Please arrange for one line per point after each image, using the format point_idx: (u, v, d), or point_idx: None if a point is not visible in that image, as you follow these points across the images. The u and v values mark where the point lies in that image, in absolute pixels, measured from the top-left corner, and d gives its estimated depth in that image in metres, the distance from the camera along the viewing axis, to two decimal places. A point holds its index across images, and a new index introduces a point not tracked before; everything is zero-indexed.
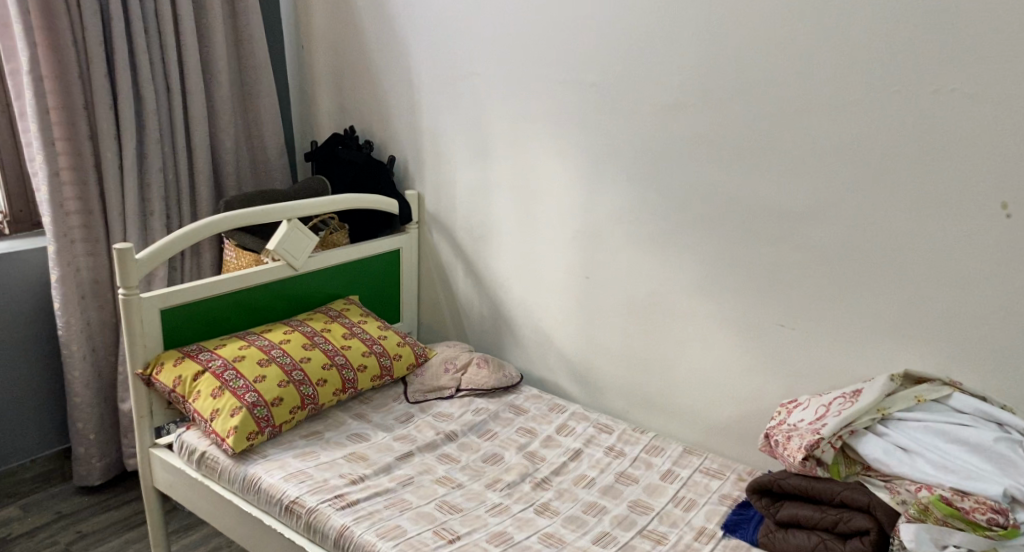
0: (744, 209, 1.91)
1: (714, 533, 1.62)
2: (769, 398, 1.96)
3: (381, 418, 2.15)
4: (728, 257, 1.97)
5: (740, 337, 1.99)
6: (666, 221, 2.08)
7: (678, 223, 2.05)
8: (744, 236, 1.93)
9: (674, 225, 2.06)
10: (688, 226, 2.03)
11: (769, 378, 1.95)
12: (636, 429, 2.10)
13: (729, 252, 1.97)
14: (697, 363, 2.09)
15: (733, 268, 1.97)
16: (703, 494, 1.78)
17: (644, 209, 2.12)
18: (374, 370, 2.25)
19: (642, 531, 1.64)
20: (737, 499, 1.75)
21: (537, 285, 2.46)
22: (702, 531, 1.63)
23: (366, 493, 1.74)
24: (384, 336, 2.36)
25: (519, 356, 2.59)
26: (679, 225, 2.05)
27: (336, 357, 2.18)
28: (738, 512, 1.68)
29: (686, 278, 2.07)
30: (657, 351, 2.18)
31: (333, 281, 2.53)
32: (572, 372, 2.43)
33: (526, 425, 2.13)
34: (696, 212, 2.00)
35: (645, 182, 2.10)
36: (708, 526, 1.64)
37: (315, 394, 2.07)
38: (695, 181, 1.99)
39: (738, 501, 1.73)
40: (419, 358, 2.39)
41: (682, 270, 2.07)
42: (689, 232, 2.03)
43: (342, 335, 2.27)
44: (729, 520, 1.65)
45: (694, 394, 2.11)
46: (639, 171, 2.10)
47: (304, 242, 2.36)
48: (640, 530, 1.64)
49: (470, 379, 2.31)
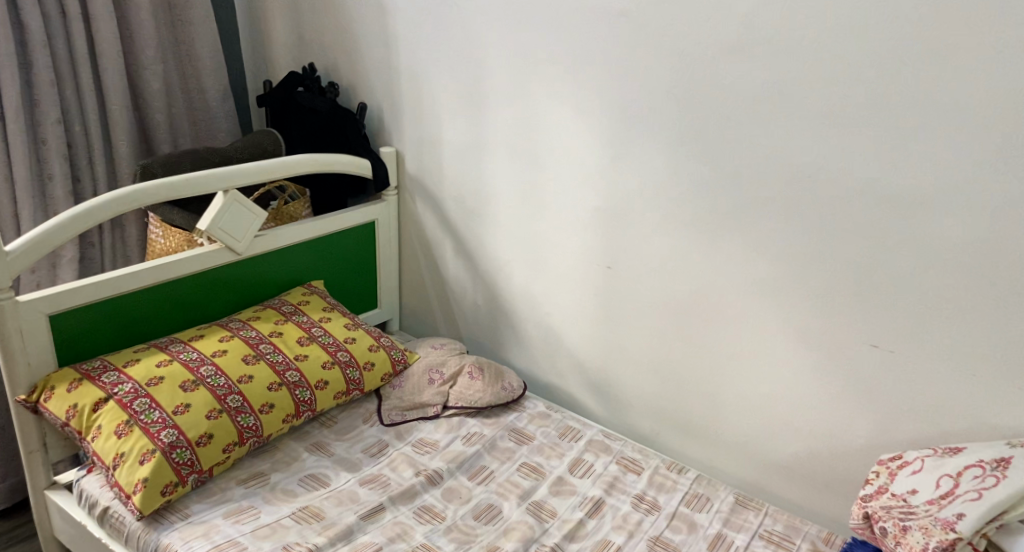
0: (833, 188, 1.39)
1: None
2: (852, 437, 1.49)
3: (346, 452, 1.69)
4: (805, 253, 1.46)
5: (815, 356, 1.51)
6: (718, 200, 1.56)
7: (734, 203, 1.54)
8: (831, 226, 1.42)
9: (729, 205, 1.54)
10: (749, 209, 1.52)
11: (851, 409, 1.48)
12: (672, 466, 1.64)
13: (807, 245, 1.46)
14: (752, 384, 1.63)
15: (810, 267, 1.46)
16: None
17: (688, 182, 1.59)
18: (339, 385, 1.78)
19: None
20: None
21: (545, 272, 1.97)
22: None
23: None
24: (353, 339, 1.88)
25: (523, 356, 2.11)
26: (738, 206, 1.53)
27: (287, 373, 1.70)
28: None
29: (743, 276, 1.57)
30: (700, 365, 1.71)
31: (288, 265, 2.02)
32: (587, 380, 1.96)
33: (530, 461, 1.67)
34: (764, 190, 1.49)
35: (690, 148, 1.57)
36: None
37: (257, 425, 1.60)
38: (762, 149, 1.47)
39: None
40: (396, 366, 1.91)
41: (739, 265, 1.57)
42: (750, 217, 1.52)
43: (296, 342, 1.78)
44: None
45: (745, 422, 1.66)
46: (684, 132, 1.57)
47: (247, 219, 1.84)
48: None
49: (459, 395, 1.84)
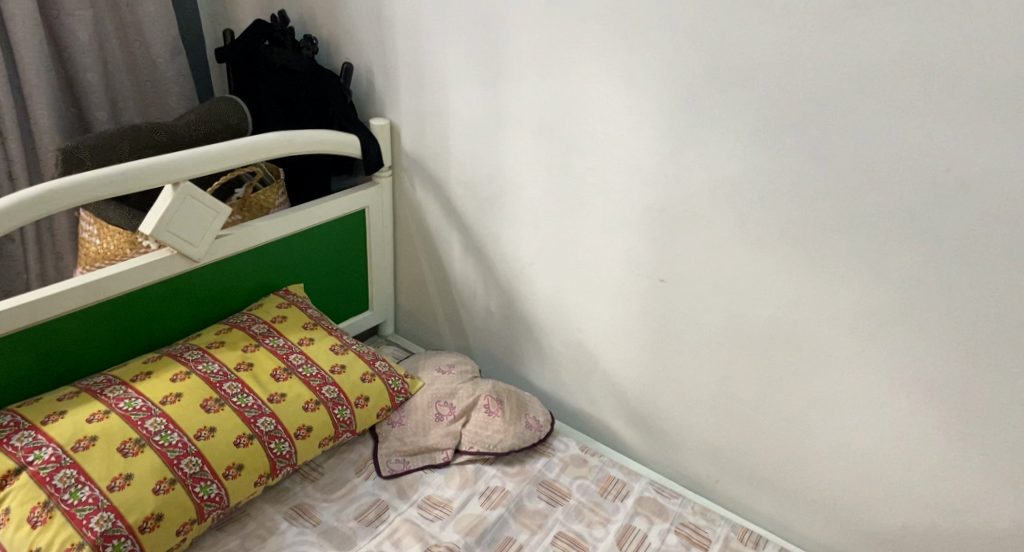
0: (996, 204, 1.05)
1: None
2: (991, 513, 1.20)
3: (336, 520, 1.35)
4: (950, 282, 1.12)
5: (946, 411, 1.19)
6: (827, 207, 1.19)
7: (849, 213, 1.17)
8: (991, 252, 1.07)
9: (841, 215, 1.18)
10: (874, 222, 1.15)
11: (987, 479, 1.19)
12: (746, 537, 1.35)
13: (955, 273, 1.11)
14: (847, 438, 1.31)
15: (955, 303, 1.13)
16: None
17: (784, 184, 1.22)
18: (325, 430, 1.42)
19: None
20: None
21: (579, 280, 1.57)
22: None
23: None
24: (342, 368, 1.51)
25: (545, 377, 1.75)
26: (855, 217, 1.17)
27: (258, 422, 1.33)
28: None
29: (851, 305, 1.22)
30: (781, 408, 1.37)
31: (260, 269, 1.61)
32: (629, 412, 1.60)
33: (567, 530, 1.36)
34: (893, 199, 1.13)
35: (788, 138, 1.19)
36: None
37: (221, 495, 1.25)
38: (896, 143, 1.10)
39: None
40: (396, 399, 1.55)
41: (846, 293, 1.22)
42: (869, 232, 1.16)
43: (270, 377, 1.41)
44: None
45: (835, 480, 1.35)
46: (784, 116, 1.18)
47: (204, 217, 1.42)
48: None
49: (474, 437, 1.50)
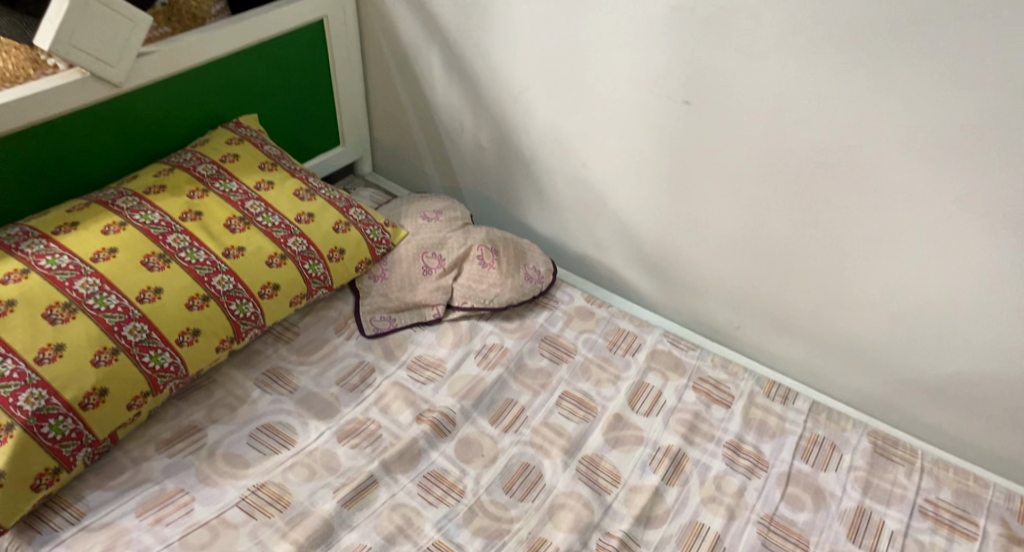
0: None
1: None
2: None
3: (315, 385, 1.21)
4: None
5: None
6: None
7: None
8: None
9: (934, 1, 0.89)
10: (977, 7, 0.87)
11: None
12: (774, 392, 1.21)
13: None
14: (902, 281, 1.11)
15: None
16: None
17: None
18: (295, 287, 1.23)
19: None
20: None
21: (584, 105, 1.31)
22: None
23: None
24: (310, 216, 1.28)
25: (545, 221, 1.52)
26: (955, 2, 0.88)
27: (214, 280, 1.13)
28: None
29: (933, 125, 0.97)
30: (829, 246, 1.16)
31: (201, 97, 1.32)
32: (642, 258, 1.41)
33: (574, 390, 1.23)
34: None
35: None
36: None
37: (177, 365, 1.08)
38: None
39: None
40: (376, 251, 1.35)
41: (929, 110, 0.96)
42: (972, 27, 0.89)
43: (224, 229, 1.19)
44: None
45: (883, 326, 1.17)
46: None
47: (117, 26, 1.11)
48: None
49: (468, 292, 1.33)
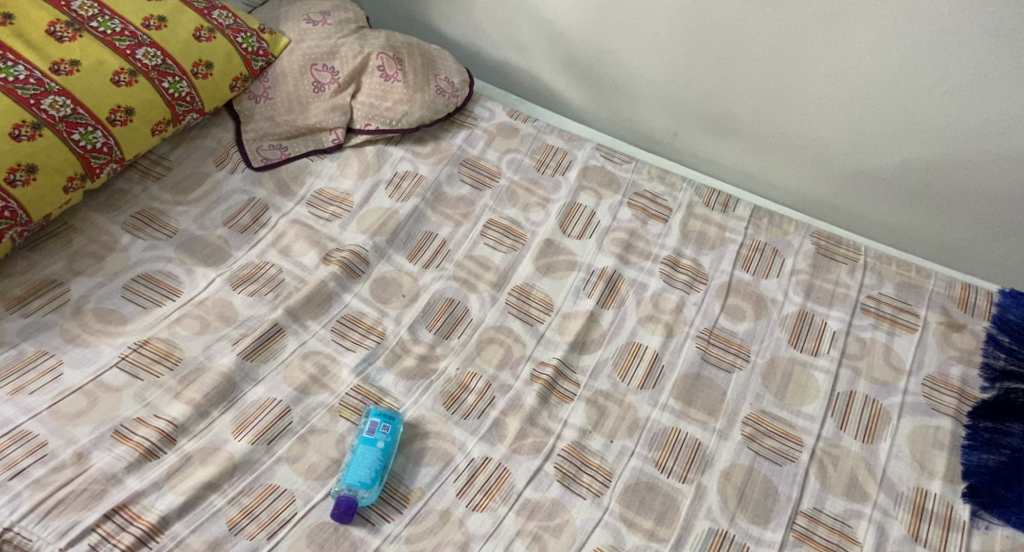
0: None
1: (935, 499, 0.83)
2: None
3: (198, 228, 1.04)
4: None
5: (1001, 10, 0.86)
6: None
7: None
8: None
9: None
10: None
11: None
12: (713, 201, 1.12)
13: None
14: (854, 62, 0.99)
15: None
16: (890, 390, 0.91)
17: None
18: (155, 112, 1.02)
19: (794, 514, 0.82)
20: (962, 394, 0.91)
21: None
22: (915, 503, 0.83)
23: (181, 498, 0.78)
24: (162, 21, 1.04)
25: (456, 24, 1.30)
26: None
27: (44, 103, 0.91)
28: (974, 457, 0.86)
29: None
30: (775, 29, 1.01)
31: None
32: (567, 60, 1.24)
33: (499, 216, 1.11)
34: None
35: None
36: (926, 487, 0.84)
37: (13, 208, 0.89)
38: None
39: (968, 400, 0.90)
40: (253, 65, 1.13)
41: None
42: None
43: (46, 37, 0.95)
44: (969, 465, 0.85)
45: (830, 116, 1.07)
46: None
47: None
48: (788, 512, 0.82)
49: (371, 111, 1.14)
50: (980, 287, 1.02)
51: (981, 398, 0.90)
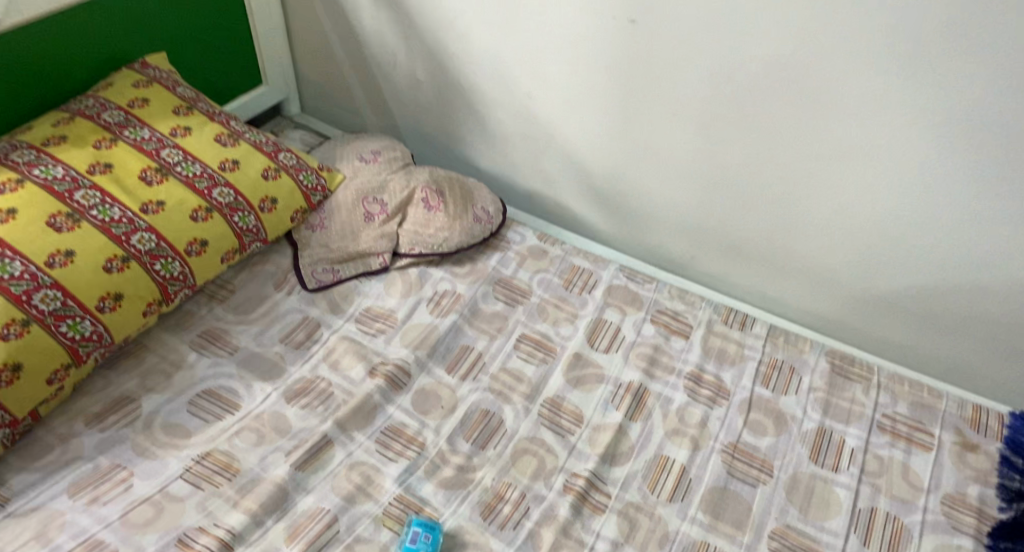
0: None
1: None
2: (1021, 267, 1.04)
3: (257, 345, 1.14)
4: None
5: (983, 157, 0.97)
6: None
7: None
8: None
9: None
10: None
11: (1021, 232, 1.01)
12: (732, 319, 1.20)
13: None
14: (856, 198, 1.10)
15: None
16: (910, 507, 0.95)
17: None
18: (226, 243, 1.14)
19: None
20: (981, 513, 0.94)
21: (524, 30, 1.22)
22: None
23: None
24: (236, 164, 1.18)
25: (491, 158, 1.45)
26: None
27: (133, 240, 1.04)
28: None
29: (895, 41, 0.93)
30: (783, 167, 1.13)
31: (98, 35, 1.16)
32: (593, 192, 1.36)
33: (531, 331, 1.19)
34: None
35: None
36: None
37: (99, 332, 0.99)
38: None
39: (988, 519, 0.94)
40: (312, 198, 1.26)
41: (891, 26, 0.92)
42: None
43: (139, 182, 1.08)
44: None
45: (837, 245, 1.17)
46: None
47: None
48: None
49: (414, 238, 1.26)
50: (992, 407, 1.06)
51: (1001, 518, 0.94)
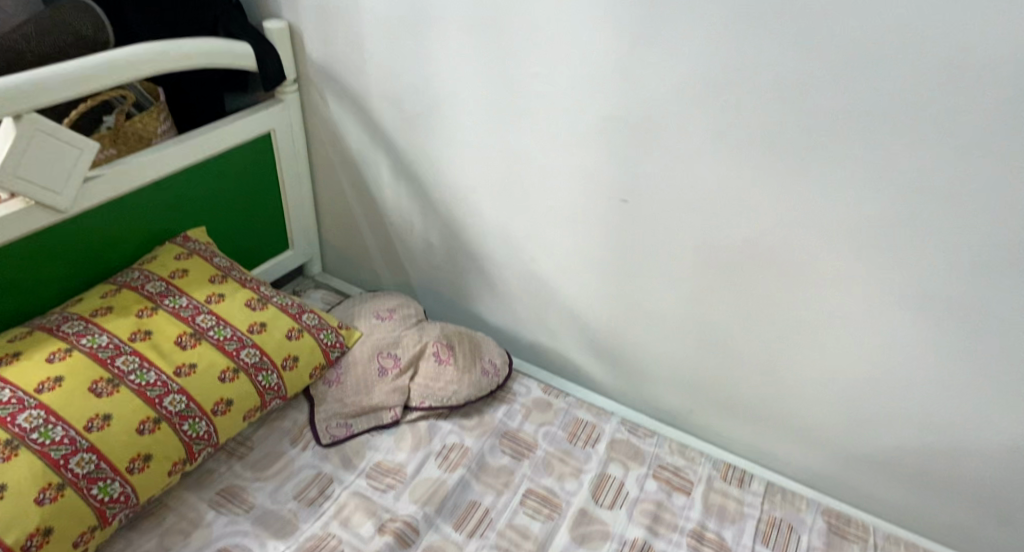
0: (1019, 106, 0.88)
1: None
2: (1000, 431, 1.09)
3: (272, 502, 1.18)
4: (979, 179, 0.94)
5: (952, 325, 1.06)
6: (837, 95, 0.98)
7: (858, 98, 0.97)
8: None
9: (858, 104, 0.97)
10: (889, 109, 0.95)
11: (994, 397, 1.08)
12: (731, 475, 1.24)
13: (986, 167, 0.93)
14: (839, 362, 1.18)
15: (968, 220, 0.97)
16: None
17: (776, 90, 1.01)
18: (249, 401, 1.22)
19: None
20: None
21: (529, 206, 1.36)
22: None
23: None
24: (263, 326, 1.29)
25: (498, 314, 1.55)
26: (866, 104, 0.97)
27: (165, 401, 1.12)
28: None
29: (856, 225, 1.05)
30: (768, 332, 1.22)
31: (148, 215, 1.30)
32: (594, 348, 1.45)
33: (537, 485, 1.23)
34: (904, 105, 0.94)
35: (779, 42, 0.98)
36: None
37: (127, 493, 1.05)
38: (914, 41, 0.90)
39: None
40: (330, 355, 1.36)
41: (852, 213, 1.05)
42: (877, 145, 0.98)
43: (174, 346, 1.18)
44: None
45: (827, 405, 1.23)
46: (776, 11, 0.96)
47: (64, 154, 1.11)
48: None
49: (425, 391, 1.33)
50: None
51: None
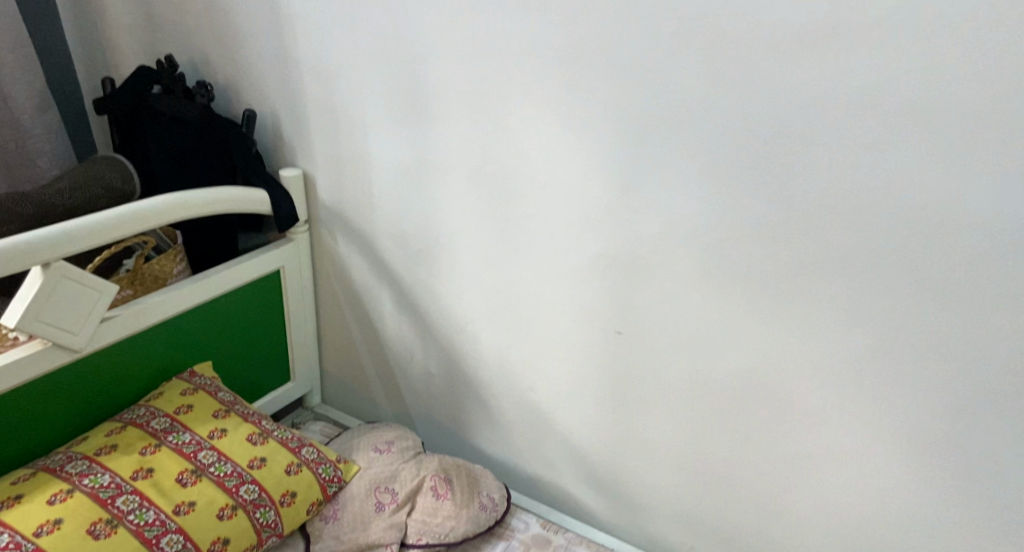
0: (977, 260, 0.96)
1: None
2: None
3: None
4: (949, 324, 1.00)
5: (939, 462, 1.09)
6: (811, 245, 1.06)
7: (830, 248, 1.05)
8: (992, 288, 0.96)
9: (831, 253, 1.05)
10: (859, 260, 1.03)
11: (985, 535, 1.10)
12: None
13: (955, 314, 1.00)
14: (832, 499, 1.21)
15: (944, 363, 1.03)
16: None
17: (754, 238, 1.10)
18: (245, 539, 1.21)
19: None
20: None
21: (528, 338, 1.41)
22: None
23: None
24: (263, 460, 1.30)
25: (496, 444, 1.56)
26: (838, 254, 1.04)
27: (162, 542, 1.12)
28: None
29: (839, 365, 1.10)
30: (763, 467, 1.24)
31: (158, 350, 1.35)
32: (593, 481, 1.46)
33: None
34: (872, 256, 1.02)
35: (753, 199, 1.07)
36: None
37: None
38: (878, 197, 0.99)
39: None
40: (328, 490, 1.36)
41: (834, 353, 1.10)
42: (850, 292, 1.05)
43: (175, 483, 1.19)
44: None
45: (824, 544, 1.25)
46: (749, 171, 1.06)
47: (86, 298, 1.17)
48: None
49: (422, 527, 1.32)
50: None
51: None
